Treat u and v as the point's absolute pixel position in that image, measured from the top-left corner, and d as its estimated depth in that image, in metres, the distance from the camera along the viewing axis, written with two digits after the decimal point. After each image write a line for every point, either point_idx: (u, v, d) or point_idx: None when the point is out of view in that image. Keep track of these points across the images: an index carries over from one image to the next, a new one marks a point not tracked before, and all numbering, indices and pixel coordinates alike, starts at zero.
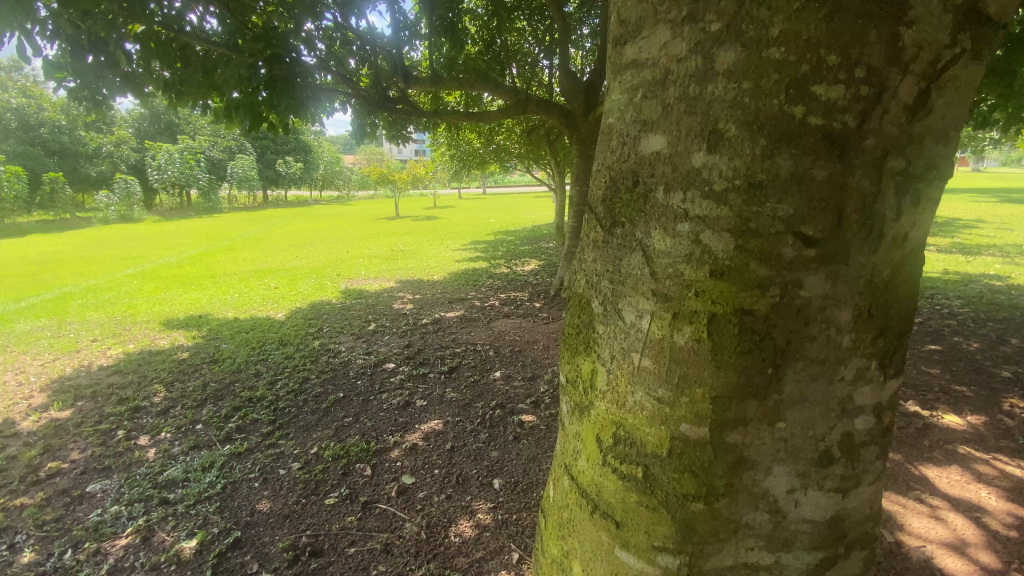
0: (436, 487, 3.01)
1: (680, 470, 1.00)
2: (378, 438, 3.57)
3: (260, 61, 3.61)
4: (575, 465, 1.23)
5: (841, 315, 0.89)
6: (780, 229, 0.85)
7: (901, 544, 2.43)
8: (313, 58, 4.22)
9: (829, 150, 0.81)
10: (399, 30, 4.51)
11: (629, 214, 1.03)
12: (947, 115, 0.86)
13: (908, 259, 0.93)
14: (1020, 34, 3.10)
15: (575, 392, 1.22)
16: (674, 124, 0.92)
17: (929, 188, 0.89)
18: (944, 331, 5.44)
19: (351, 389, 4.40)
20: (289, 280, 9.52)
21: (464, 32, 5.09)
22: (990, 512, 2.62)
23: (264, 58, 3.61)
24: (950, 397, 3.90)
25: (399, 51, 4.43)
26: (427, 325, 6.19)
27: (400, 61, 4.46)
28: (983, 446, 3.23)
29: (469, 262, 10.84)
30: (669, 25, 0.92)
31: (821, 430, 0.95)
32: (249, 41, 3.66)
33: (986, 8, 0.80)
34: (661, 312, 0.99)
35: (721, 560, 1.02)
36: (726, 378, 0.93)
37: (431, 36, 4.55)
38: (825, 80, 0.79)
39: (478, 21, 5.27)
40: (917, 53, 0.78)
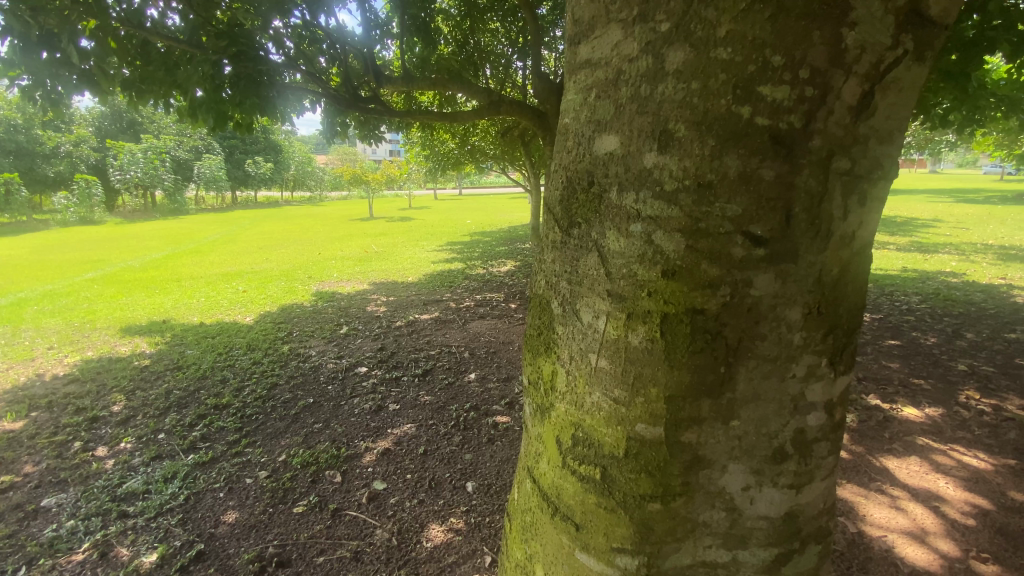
0: (408, 492, 2.96)
1: (637, 471, 1.00)
2: (349, 444, 3.50)
3: (224, 59, 3.52)
4: (536, 467, 1.22)
5: (791, 314, 0.90)
6: (729, 229, 0.86)
7: (863, 535, 2.50)
8: (281, 57, 4.10)
9: (775, 150, 0.81)
10: (370, 30, 4.45)
11: (584, 215, 1.02)
12: (891, 116, 0.87)
13: (856, 257, 0.94)
14: (971, 39, 3.21)
15: (536, 394, 1.21)
16: (626, 124, 0.92)
17: (874, 188, 0.91)
18: (904, 326, 5.65)
19: (321, 394, 4.30)
20: (258, 283, 9.29)
21: (436, 32, 5.04)
22: (948, 502, 2.71)
23: (229, 56, 3.52)
24: (909, 390, 4.05)
25: (370, 50, 4.37)
26: (401, 327, 6.11)
27: (371, 59, 4.39)
28: (940, 437, 3.36)
29: (444, 263, 10.76)
30: (620, 25, 0.92)
31: (775, 427, 0.96)
32: (212, 38, 3.55)
33: (925, 11, 0.82)
34: (616, 312, 0.98)
35: (678, 559, 1.02)
36: (679, 378, 0.93)
37: (402, 35, 4.49)
38: (770, 80, 0.79)
39: (450, 20, 5.22)
40: (860, 54, 0.79)
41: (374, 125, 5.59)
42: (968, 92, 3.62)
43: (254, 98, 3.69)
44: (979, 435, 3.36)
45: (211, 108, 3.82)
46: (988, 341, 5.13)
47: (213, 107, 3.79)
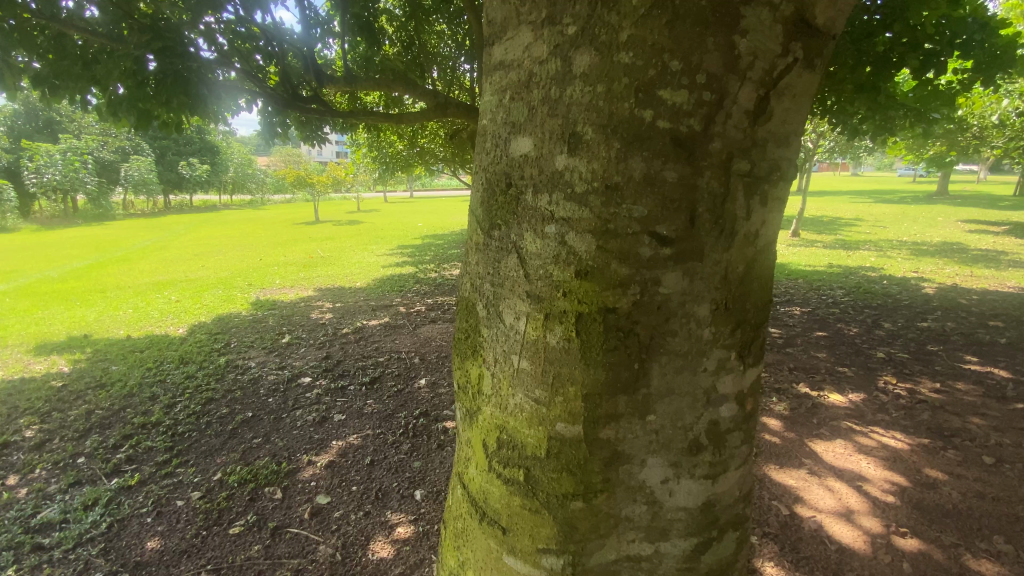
0: (353, 504, 2.87)
1: (558, 470, 1.00)
2: (291, 458, 3.35)
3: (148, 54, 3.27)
4: (466, 472, 1.21)
5: (699, 310, 0.93)
6: (636, 229, 0.88)
7: (795, 517, 2.64)
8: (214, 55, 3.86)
9: (677, 153, 0.84)
10: (309, 27, 4.30)
11: (503, 216, 1.02)
12: (787, 120, 0.92)
13: (761, 255, 0.99)
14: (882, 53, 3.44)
15: (465, 399, 1.20)
16: (539, 127, 0.93)
17: (774, 189, 0.96)
18: (830, 318, 6.05)
19: (261, 408, 4.09)
20: (193, 292, 8.79)
21: (380, 33, 4.92)
22: (871, 481, 2.91)
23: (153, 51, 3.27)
24: (835, 377, 4.34)
25: (310, 49, 4.23)
26: (348, 334, 5.93)
27: (311, 58, 4.25)
28: (862, 420, 3.61)
29: (393, 268, 10.55)
30: (531, 27, 0.92)
31: (689, 420, 0.99)
32: (134, 33, 3.34)
33: (812, 20, 0.86)
34: (534, 313, 0.99)
35: (603, 555, 1.04)
36: (596, 375, 0.94)
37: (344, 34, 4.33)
38: (670, 85, 0.82)
39: (395, 21, 5.10)
40: (752, 61, 0.83)
41: (316, 125, 5.39)
42: (881, 101, 3.89)
43: (182, 95, 3.43)
44: (896, 417, 3.64)
45: (132, 106, 3.58)
46: (903, 330, 5.57)
47: (135, 105, 3.58)
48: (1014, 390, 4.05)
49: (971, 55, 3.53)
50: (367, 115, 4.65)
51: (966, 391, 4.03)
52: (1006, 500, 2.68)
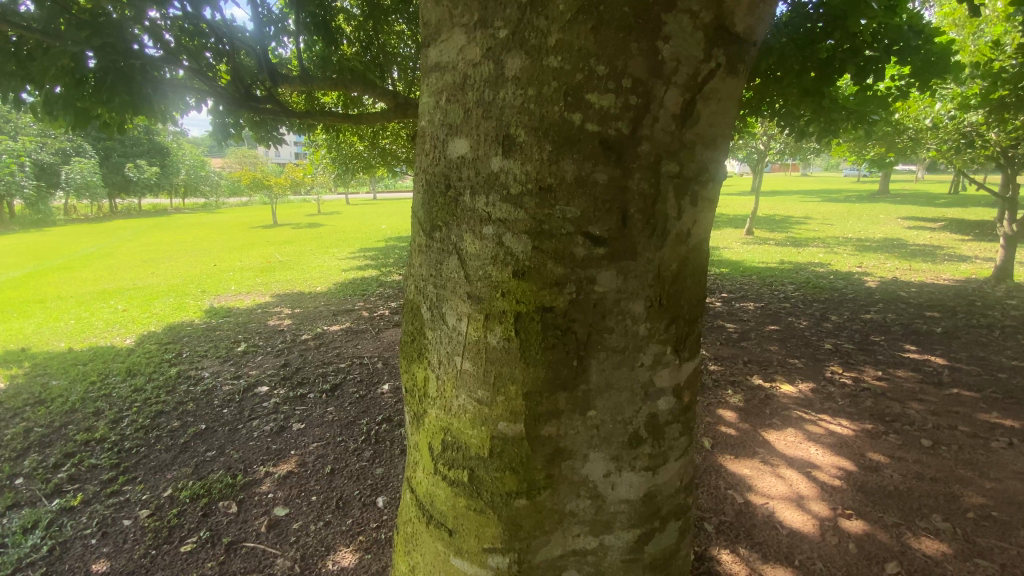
0: (313, 515, 2.80)
1: (501, 469, 1.01)
2: (247, 470, 3.23)
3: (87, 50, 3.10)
4: (414, 476, 1.20)
5: (634, 307, 0.96)
6: (570, 230, 0.90)
7: (749, 505, 2.75)
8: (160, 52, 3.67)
9: (606, 156, 0.87)
10: (262, 26, 4.16)
11: (443, 218, 1.02)
12: (713, 124, 0.96)
13: (693, 253, 1.03)
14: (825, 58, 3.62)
15: (412, 401, 1.19)
16: (474, 128, 0.93)
17: (704, 189, 1.00)
18: (782, 312, 6.31)
19: (214, 419, 3.94)
20: (141, 300, 8.37)
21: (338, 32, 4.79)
22: (819, 467, 3.05)
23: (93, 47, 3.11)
24: (786, 369, 4.53)
25: (263, 47, 4.09)
26: (308, 341, 5.77)
27: (264, 56, 4.11)
28: (811, 409, 3.79)
29: (355, 271, 10.34)
30: (463, 29, 0.93)
31: (628, 413, 1.02)
32: (72, 29, 3.17)
33: (733, 28, 0.90)
34: (475, 314, 0.99)
35: (549, 551, 1.05)
36: (536, 374, 0.96)
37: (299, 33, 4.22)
38: (597, 89, 0.84)
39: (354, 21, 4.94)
40: (676, 66, 0.86)
41: (271, 126, 5.21)
42: (825, 104, 4.08)
43: (124, 94, 3.24)
44: (842, 405, 3.83)
45: (70, 105, 3.40)
46: (849, 322, 5.86)
47: (73, 105, 3.40)
48: (948, 376, 4.33)
49: (908, 60, 3.72)
50: (325, 116, 4.54)
51: (906, 379, 4.28)
52: (942, 480, 2.86)
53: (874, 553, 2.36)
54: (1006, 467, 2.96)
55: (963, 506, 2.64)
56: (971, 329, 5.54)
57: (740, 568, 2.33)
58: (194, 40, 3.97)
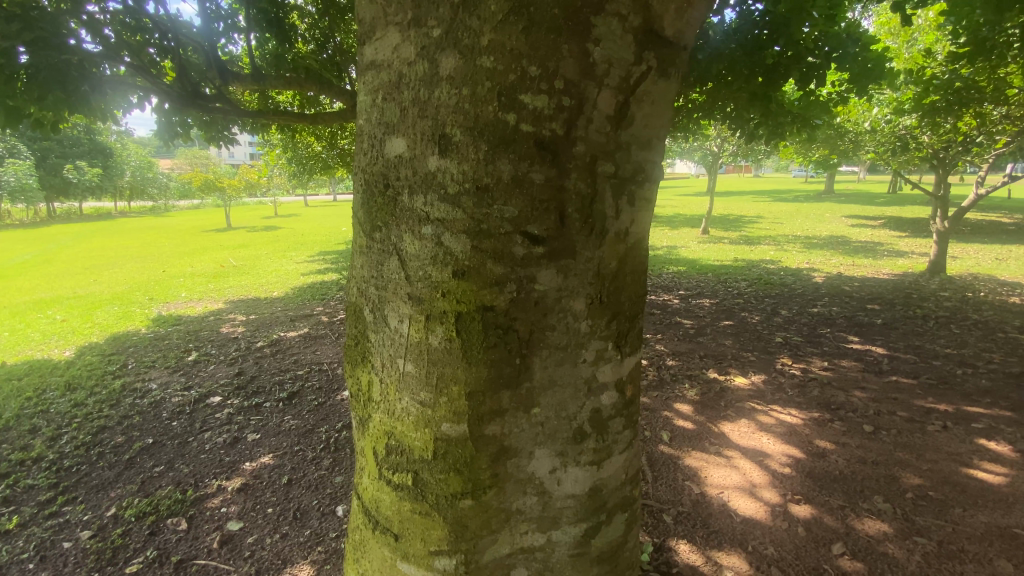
0: (269, 527, 2.70)
1: (446, 470, 1.01)
2: (198, 485, 3.09)
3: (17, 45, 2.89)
4: (360, 482, 1.18)
5: (575, 305, 0.97)
6: (508, 229, 0.91)
7: (705, 495, 2.83)
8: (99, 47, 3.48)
9: (542, 156, 0.88)
10: (210, 22, 3.96)
11: (383, 218, 1.01)
12: (648, 125, 0.98)
13: (632, 251, 1.05)
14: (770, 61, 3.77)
15: (357, 405, 1.17)
16: (410, 127, 0.92)
17: (641, 189, 1.02)
18: (736, 308, 6.55)
19: (162, 433, 3.75)
20: (83, 309, 7.90)
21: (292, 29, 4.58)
22: (771, 455, 3.18)
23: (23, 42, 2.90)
24: (739, 362, 4.70)
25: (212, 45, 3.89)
26: (263, 348, 5.58)
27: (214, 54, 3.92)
28: (763, 399, 3.94)
29: (314, 275, 10.06)
30: (397, 28, 0.92)
31: (573, 409, 1.03)
32: None
33: (663, 32, 0.92)
34: (416, 315, 0.98)
35: (497, 550, 1.06)
36: (478, 373, 0.96)
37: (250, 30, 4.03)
38: (529, 89, 0.85)
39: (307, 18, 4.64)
40: (608, 68, 0.88)
41: (222, 125, 4.99)
42: (772, 107, 4.23)
43: (60, 91, 3.10)
44: (792, 395, 4.00)
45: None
46: (797, 316, 6.14)
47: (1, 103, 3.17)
48: (887, 364, 4.60)
49: (846, 67, 3.90)
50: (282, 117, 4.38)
51: (849, 368, 4.51)
52: (883, 463, 3.03)
53: (822, 536, 2.48)
54: (940, 449, 3.16)
55: (903, 487, 2.80)
56: (908, 320, 5.90)
57: (696, 557, 2.40)
58: (136, 35, 3.77)
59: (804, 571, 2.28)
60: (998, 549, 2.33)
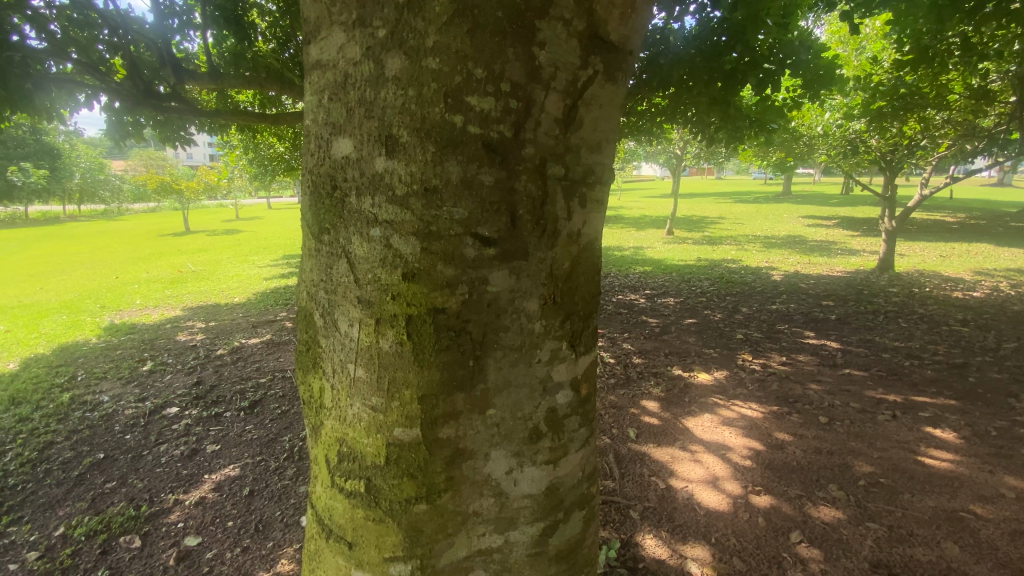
0: (229, 542, 2.60)
1: (399, 476, 1.00)
2: (153, 500, 2.96)
3: None
4: (314, 491, 1.16)
5: (529, 305, 0.98)
6: (458, 231, 0.90)
7: (670, 489, 2.89)
8: (43, 42, 3.30)
9: (490, 158, 0.88)
10: (163, 18, 3.76)
11: (331, 221, 0.99)
12: (597, 128, 1.00)
13: (585, 252, 1.07)
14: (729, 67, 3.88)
15: (309, 412, 1.14)
16: (357, 128, 0.91)
17: (592, 191, 1.04)
18: (700, 306, 6.72)
19: (115, 447, 3.58)
20: (27, 319, 7.47)
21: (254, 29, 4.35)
22: (733, 449, 3.27)
23: None
24: (703, 358, 4.83)
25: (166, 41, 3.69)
26: (223, 356, 5.39)
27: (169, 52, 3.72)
28: (725, 394, 4.06)
29: (277, 280, 9.79)
30: (342, 28, 0.91)
31: (528, 409, 1.04)
32: None
33: (608, 37, 0.94)
34: (366, 319, 0.97)
35: (453, 554, 1.05)
36: (430, 376, 0.96)
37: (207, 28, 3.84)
38: (476, 91, 0.85)
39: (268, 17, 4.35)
40: (554, 72, 0.89)
41: (178, 125, 4.77)
42: (732, 111, 4.36)
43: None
44: (753, 390, 4.13)
45: None
46: (757, 313, 6.34)
47: None
48: (841, 358, 4.80)
49: (800, 73, 4.02)
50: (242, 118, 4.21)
51: (806, 362, 4.69)
52: (837, 453, 3.16)
53: (780, 525, 2.56)
54: (890, 438, 3.32)
55: (856, 475, 2.93)
56: (859, 315, 6.18)
57: (662, 550, 2.44)
58: (84, 32, 3.59)
59: (764, 560, 2.36)
60: (945, 531, 2.46)
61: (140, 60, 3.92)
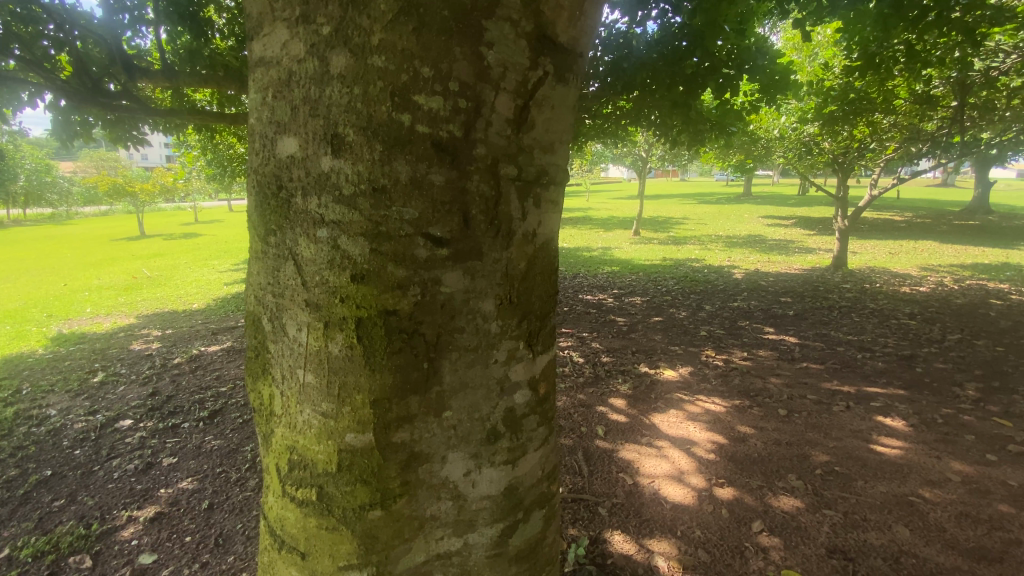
0: (186, 558, 2.49)
1: (352, 482, 0.99)
2: (104, 517, 2.82)
3: None
4: (266, 502, 1.13)
5: (484, 306, 0.98)
6: (408, 231, 0.89)
7: (637, 485, 2.94)
8: None
9: (440, 158, 0.87)
10: (114, 13, 3.58)
11: (277, 223, 0.96)
12: (550, 129, 1.00)
13: (541, 252, 1.07)
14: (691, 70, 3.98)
15: (260, 420, 1.11)
16: (302, 127, 0.89)
17: (547, 191, 1.04)
18: (665, 304, 6.86)
19: (63, 463, 3.39)
20: None
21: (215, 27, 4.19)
22: (698, 443, 3.34)
23: None
24: (668, 355, 4.93)
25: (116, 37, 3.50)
26: (182, 364, 5.17)
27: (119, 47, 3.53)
28: (690, 390, 4.15)
29: (238, 285, 9.48)
30: (285, 24, 0.88)
31: (485, 410, 1.03)
32: None
33: (557, 38, 0.94)
34: (314, 323, 0.95)
35: (411, 559, 1.04)
36: (383, 380, 0.94)
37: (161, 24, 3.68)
38: (423, 90, 0.84)
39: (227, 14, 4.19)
40: (504, 72, 0.89)
41: (130, 125, 4.53)
42: (694, 114, 4.47)
43: None
44: (716, 385, 4.24)
45: None
46: (720, 310, 6.52)
47: None
48: (799, 352, 4.99)
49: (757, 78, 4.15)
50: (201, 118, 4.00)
51: (766, 357, 4.86)
52: (795, 443, 3.28)
53: (742, 515, 2.64)
54: (844, 427, 3.47)
55: (813, 464, 3.04)
56: (816, 311, 6.44)
57: (630, 545, 2.47)
58: (27, 26, 3.39)
59: (728, 551, 2.42)
60: (896, 516, 2.58)
61: (89, 57, 3.71)
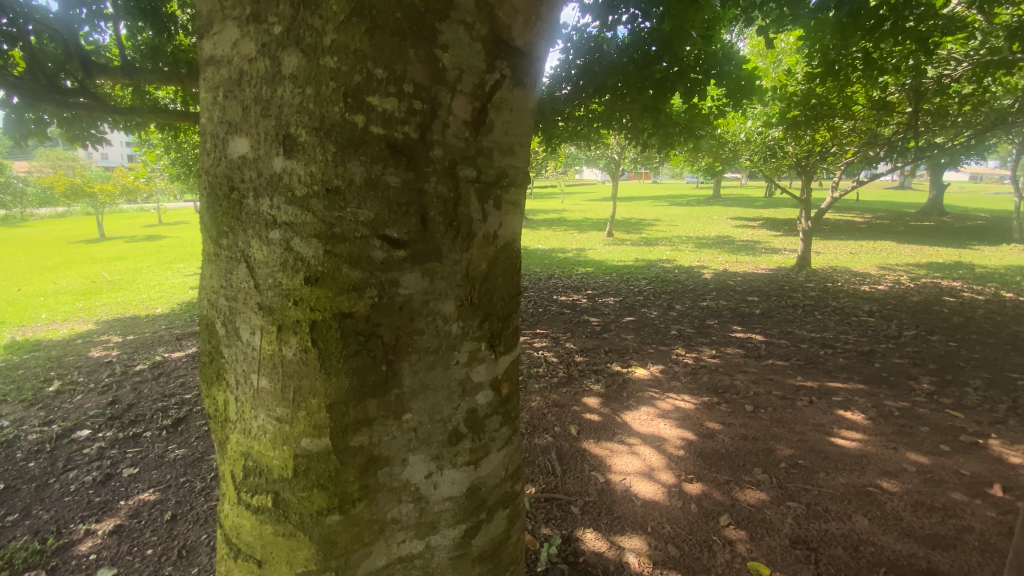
0: (148, 571, 2.40)
1: (308, 487, 0.97)
2: (60, 532, 2.70)
3: None
4: (221, 510, 1.10)
5: (444, 307, 0.98)
6: (364, 233, 0.89)
7: (609, 483, 2.98)
8: None
9: (395, 159, 0.87)
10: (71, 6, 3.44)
11: (229, 224, 0.95)
12: (509, 131, 1.01)
13: (502, 253, 1.07)
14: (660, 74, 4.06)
15: (215, 426, 1.09)
16: (253, 127, 0.88)
17: (508, 193, 1.05)
18: (637, 304, 6.96)
19: (16, 476, 3.23)
20: None
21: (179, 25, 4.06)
22: (668, 440, 3.40)
23: None
24: (640, 354, 5.01)
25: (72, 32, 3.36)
26: (144, 371, 4.99)
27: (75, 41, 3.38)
28: (660, 388, 4.23)
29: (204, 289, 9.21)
30: (235, 23, 0.87)
31: (447, 411, 1.03)
32: None
33: (513, 41, 0.95)
34: (268, 326, 0.94)
35: (371, 563, 1.03)
36: (339, 384, 0.93)
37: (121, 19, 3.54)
38: (377, 92, 0.84)
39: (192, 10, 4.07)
40: (459, 75, 0.89)
41: (88, 123, 4.34)
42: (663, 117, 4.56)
43: None
44: (686, 382, 4.33)
45: None
46: (690, 310, 6.65)
47: None
48: (765, 349, 5.13)
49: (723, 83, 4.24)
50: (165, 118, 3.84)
51: (734, 354, 4.98)
52: (761, 438, 3.37)
53: (710, 510, 2.70)
54: (807, 421, 3.58)
55: (778, 458, 3.13)
56: (781, 309, 6.64)
57: (602, 543, 2.50)
58: None
59: (696, 545, 2.47)
60: (855, 505, 2.68)
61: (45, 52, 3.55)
